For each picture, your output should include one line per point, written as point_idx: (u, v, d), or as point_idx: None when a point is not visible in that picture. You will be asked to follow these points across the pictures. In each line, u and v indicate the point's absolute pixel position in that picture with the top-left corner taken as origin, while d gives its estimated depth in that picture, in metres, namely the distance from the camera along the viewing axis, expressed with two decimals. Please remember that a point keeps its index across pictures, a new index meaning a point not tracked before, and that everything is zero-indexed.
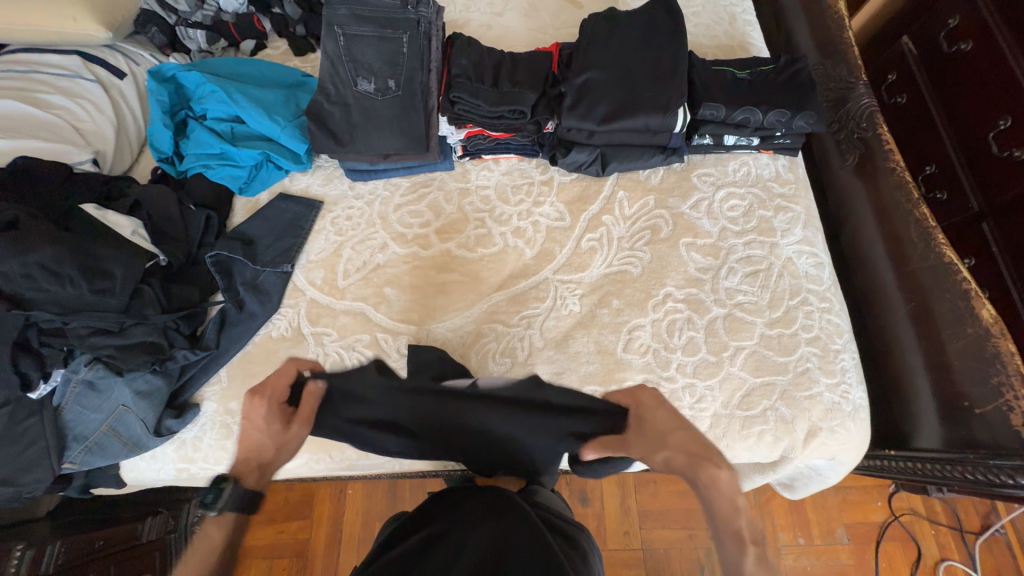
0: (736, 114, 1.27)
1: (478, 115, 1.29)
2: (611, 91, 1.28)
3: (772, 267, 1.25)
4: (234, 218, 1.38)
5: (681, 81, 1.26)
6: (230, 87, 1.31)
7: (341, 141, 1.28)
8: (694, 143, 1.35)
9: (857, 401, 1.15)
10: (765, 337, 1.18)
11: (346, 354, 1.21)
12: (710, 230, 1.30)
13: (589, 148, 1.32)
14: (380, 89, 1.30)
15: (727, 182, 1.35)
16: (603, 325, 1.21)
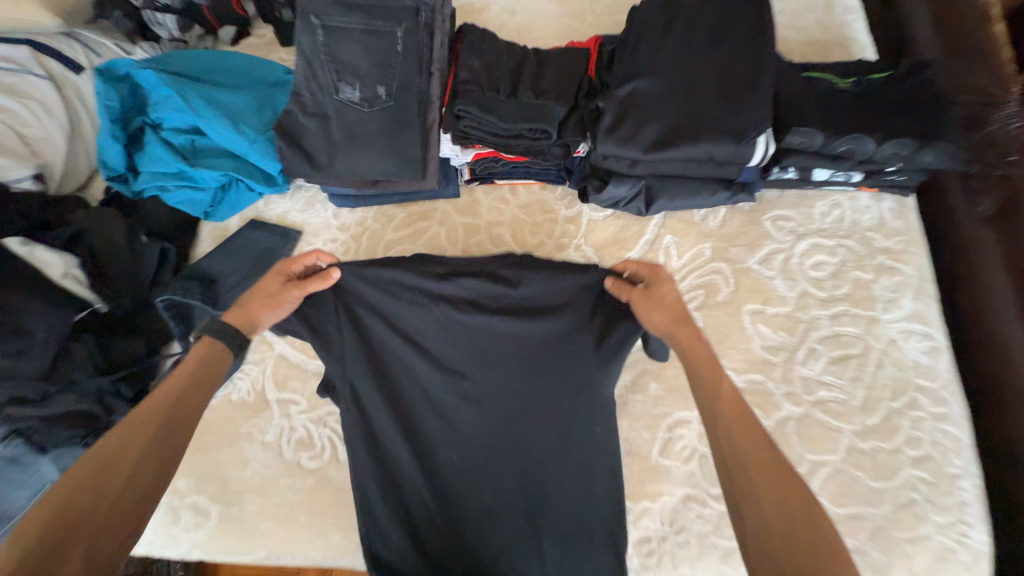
0: (837, 143, 0.93)
1: (489, 133, 1.01)
2: (664, 107, 0.96)
3: (868, 352, 0.94)
4: (199, 248, 1.16)
5: (765, 97, 0.93)
6: (190, 92, 1.08)
7: (318, 164, 1.03)
8: (771, 178, 1.02)
9: (976, 548, 0.83)
10: (855, 452, 0.89)
11: (315, 431, 1.00)
12: (785, 295, 0.99)
13: (630, 179, 1.02)
14: (367, 98, 1.02)
15: (811, 230, 1.03)
16: (634, 418, 0.95)
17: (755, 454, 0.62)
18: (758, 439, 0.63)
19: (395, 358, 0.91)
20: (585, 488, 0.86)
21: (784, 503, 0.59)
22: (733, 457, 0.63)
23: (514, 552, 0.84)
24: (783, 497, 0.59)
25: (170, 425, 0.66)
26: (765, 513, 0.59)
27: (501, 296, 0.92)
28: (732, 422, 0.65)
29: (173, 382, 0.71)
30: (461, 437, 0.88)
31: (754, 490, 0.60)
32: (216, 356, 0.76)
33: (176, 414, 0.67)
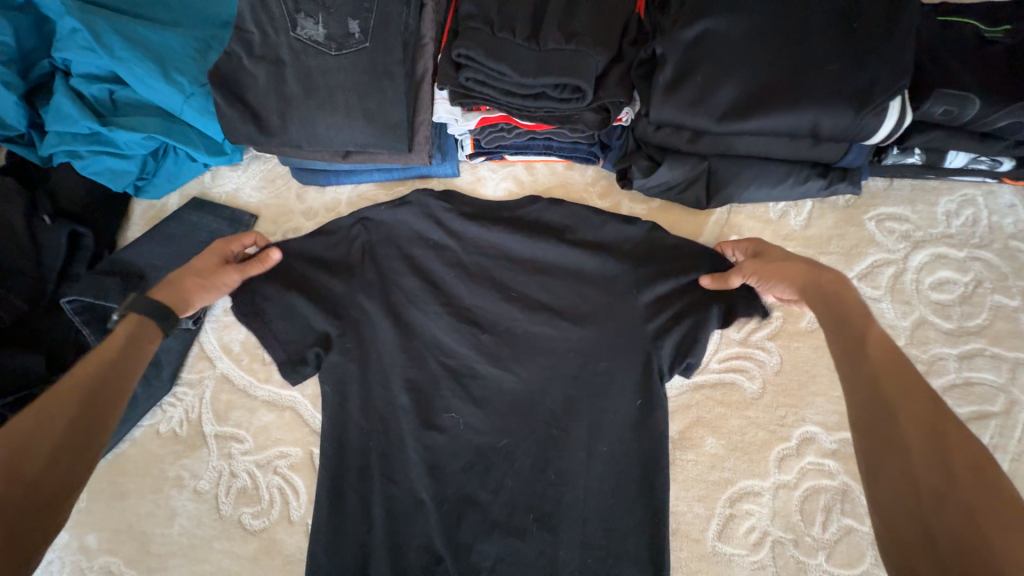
0: (996, 116, 0.65)
1: (500, 90, 0.74)
2: (748, 56, 0.68)
3: (1014, 410, 0.68)
4: (130, 230, 0.94)
5: (902, 45, 0.65)
6: (103, 26, 0.79)
7: (269, 127, 0.77)
8: (887, 162, 0.74)
9: None
10: None
11: (261, 479, 0.77)
12: (896, 325, 0.73)
13: (691, 159, 0.75)
14: (338, 38, 0.75)
15: (932, 236, 0.76)
16: (682, 485, 0.71)
17: (908, 418, 0.47)
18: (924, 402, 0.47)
19: (406, 308, 0.78)
20: (619, 486, 0.69)
21: (944, 478, 0.43)
22: (881, 423, 0.48)
23: (520, 554, 0.68)
24: (966, 477, 0.43)
25: (80, 422, 0.52)
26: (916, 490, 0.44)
27: (531, 241, 0.79)
28: (875, 375, 0.50)
29: (87, 374, 0.56)
30: (472, 408, 0.73)
31: (890, 455, 0.46)
32: (142, 339, 0.62)
33: (86, 413, 0.53)
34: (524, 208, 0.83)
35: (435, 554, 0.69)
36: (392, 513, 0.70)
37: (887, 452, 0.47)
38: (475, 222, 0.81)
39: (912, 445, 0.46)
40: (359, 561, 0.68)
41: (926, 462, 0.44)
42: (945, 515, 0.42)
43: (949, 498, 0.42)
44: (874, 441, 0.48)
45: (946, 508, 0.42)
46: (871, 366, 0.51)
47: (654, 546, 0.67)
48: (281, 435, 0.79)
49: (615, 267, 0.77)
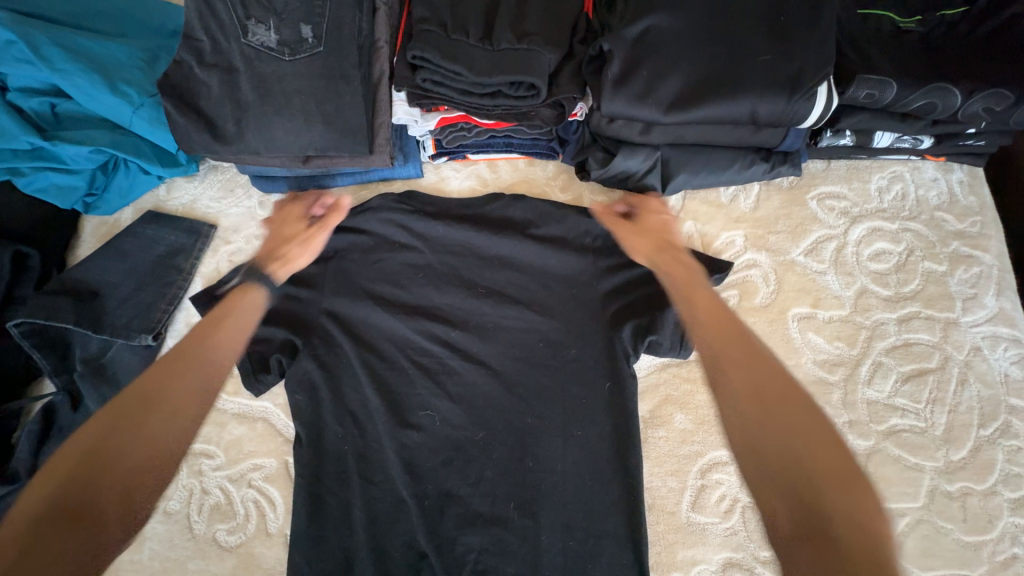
0: (912, 98, 0.72)
1: (457, 90, 0.76)
2: (689, 49, 0.72)
3: (949, 366, 0.74)
4: (81, 248, 0.90)
5: (825, 36, 0.70)
6: (40, 37, 0.77)
7: (224, 135, 0.76)
8: (822, 144, 0.80)
9: None
10: (942, 496, 0.69)
11: (236, 494, 0.75)
12: (842, 295, 0.78)
13: (644, 149, 0.79)
14: (291, 43, 0.75)
15: (868, 211, 0.82)
16: (656, 462, 0.73)
17: (751, 379, 0.56)
18: (763, 367, 0.57)
19: (377, 308, 0.78)
20: (596, 466, 0.71)
21: (765, 427, 0.53)
22: (728, 386, 0.57)
23: (503, 543, 0.69)
24: (785, 419, 0.53)
25: (183, 394, 0.61)
26: (753, 439, 0.53)
27: (496, 236, 0.81)
28: (725, 349, 0.60)
29: (207, 346, 0.66)
30: (448, 402, 0.74)
31: (735, 410, 0.55)
32: (252, 304, 0.71)
33: (189, 388, 0.62)
34: (488, 205, 0.84)
35: (419, 550, 0.69)
36: (372, 513, 0.70)
37: (748, 424, 0.54)
38: (440, 222, 0.82)
39: (748, 407, 0.54)
40: (341, 564, 0.68)
41: (752, 414, 0.54)
42: (815, 472, 0.49)
43: (774, 443, 0.51)
44: (745, 423, 0.54)
45: (788, 467, 0.50)
46: (715, 338, 0.62)
47: (632, 523, 0.69)
48: (253, 446, 0.77)
49: (579, 256, 0.79)
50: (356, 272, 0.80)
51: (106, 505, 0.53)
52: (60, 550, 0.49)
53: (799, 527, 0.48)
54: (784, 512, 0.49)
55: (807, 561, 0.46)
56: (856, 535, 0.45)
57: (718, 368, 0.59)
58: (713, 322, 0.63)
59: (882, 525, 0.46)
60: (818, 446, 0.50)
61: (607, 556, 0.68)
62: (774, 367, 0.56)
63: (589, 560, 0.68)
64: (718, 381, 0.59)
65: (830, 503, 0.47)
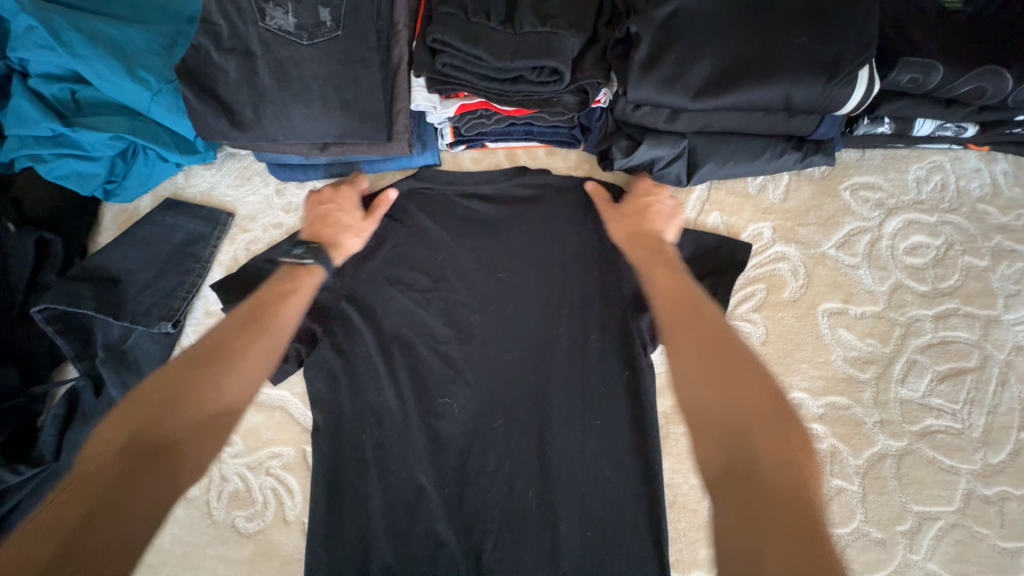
0: (959, 82, 0.68)
1: (477, 75, 0.74)
2: (721, 32, 0.69)
3: (988, 366, 0.71)
4: (101, 235, 0.91)
5: (866, 17, 0.67)
6: (60, 22, 0.76)
7: (242, 121, 0.75)
8: (858, 133, 0.77)
9: None
10: (978, 502, 0.66)
11: (254, 481, 0.75)
12: (875, 290, 0.75)
13: (669, 136, 0.77)
14: (309, 27, 0.74)
15: (904, 202, 0.79)
16: (676, 458, 0.72)
17: (699, 332, 0.60)
18: (704, 326, 0.61)
19: (396, 296, 0.78)
20: (615, 460, 0.70)
21: (711, 376, 0.56)
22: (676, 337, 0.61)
23: (522, 532, 0.69)
24: (724, 373, 0.56)
25: (265, 347, 0.65)
26: (698, 386, 0.56)
27: (514, 225, 0.81)
28: (676, 303, 0.63)
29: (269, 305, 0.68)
30: (466, 392, 0.74)
31: (681, 360, 0.59)
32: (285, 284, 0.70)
33: (264, 343, 0.65)
34: (508, 192, 0.83)
35: (437, 539, 0.69)
36: (391, 500, 0.71)
37: (700, 374, 0.57)
38: (460, 211, 0.82)
39: (693, 359, 0.58)
40: (359, 551, 0.69)
41: (698, 365, 0.57)
42: (737, 416, 0.53)
43: (719, 392, 0.55)
44: (684, 377, 0.58)
45: (728, 415, 0.54)
46: (666, 296, 0.65)
47: (652, 520, 0.68)
48: (271, 434, 0.77)
49: (599, 245, 0.78)
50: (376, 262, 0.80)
51: (190, 444, 0.57)
52: (149, 486, 0.54)
53: (730, 469, 0.51)
54: (713, 455, 0.53)
55: (733, 500, 0.50)
56: (779, 469, 0.50)
57: (668, 320, 0.63)
58: (669, 277, 0.66)
59: (808, 463, 0.52)
60: (756, 399, 0.54)
61: (626, 551, 0.67)
62: (712, 323, 0.61)
63: (609, 553, 0.68)
64: (665, 330, 0.62)
65: (758, 447, 0.52)
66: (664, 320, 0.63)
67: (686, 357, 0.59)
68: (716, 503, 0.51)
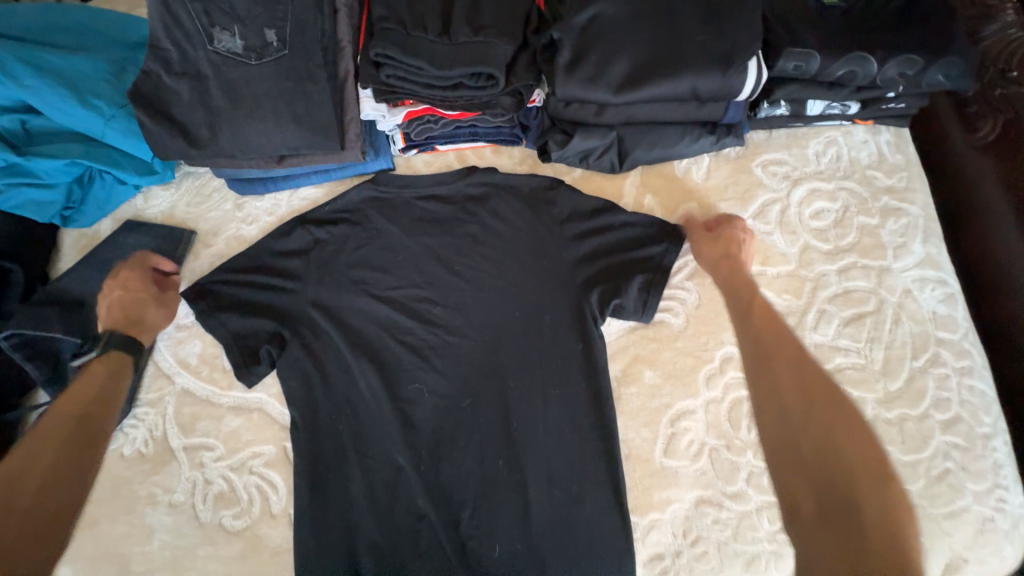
0: (834, 67, 0.79)
1: (420, 84, 0.80)
2: (633, 34, 0.78)
3: (883, 308, 0.82)
4: (63, 261, 0.92)
5: (752, 15, 0.77)
6: (6, 56, 0.79)
7: (198, 139, 0.79)
8: (761, 116, 0.88)
9: (1017, 514, 0.75)
10: (883, 424, 0.77)
11: (238, 481, 0.79)
12: (787, 252, 0.86)
13: (600, 129, 0.85)
14: (256, 47, 0.78)
15: (807, 174, 0.90)
16: (629, 416, 0.80)
17: (796, 377, 0.61)
18: (803, 363, 0.62)
19: (362, 294, 0.84)
20: (575, 422, 0.78)
21: (791, 415, 0.58)
22: (763, 371, 0.63)
23: (495, 496, 0.75)
24: (831, 419, 0.56)
25: (72, 444, 0.64)
26: (793, 430, 0.57)
27: (466, 220, 0.88)
28: (773, 347, 0.65)
29: (72, 406, 0.67)
30: (434, 376, 0.80)
31: (770, 388, 0.62)
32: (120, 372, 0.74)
33: (74, 439, 0.65)
34: (459, 190, 0.90)
35: (418, 512, 0.75)
36: (372, 482, 0.76)
37: (769, 391, 0.62)
38: (416, 211, 0.88)
39: (789, 399, 0.59)
40: (345, 532, 0.74)
41: (800, 410, 0.58)
42: (851, 458, 0.53)
43: (805, 432, 0.57)
44: (766, 395, 0.62)
45: (838, 452, 0.54)
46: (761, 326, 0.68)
47: (612, 471, 0.76)
48: (251, 434, 0.81)
49: (546, 230, 0.86)
50: (343, 263, 0.86)
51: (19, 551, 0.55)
52: None
53: (823, 502, 0.52)
54: (805, 491, 0.54)
55: (829, 542, 0.50)
56: (875, 512, 0.50)
57: (756, 368, 0.64)
58: (764, 318, 0.68)
59: (905, 525, 0.50)
60: (856, 447, 0.54)
61: (590, 501, 0.75)
62: (817, 370, 0.61)
63: (575, 505, 0.75)
64: (751, 363, 0.65)
65: (862, 502, 0.51)
66: (749, 345, 0.67)
67: (768, 378, 0.63)
68: (803, 532, 0.53)
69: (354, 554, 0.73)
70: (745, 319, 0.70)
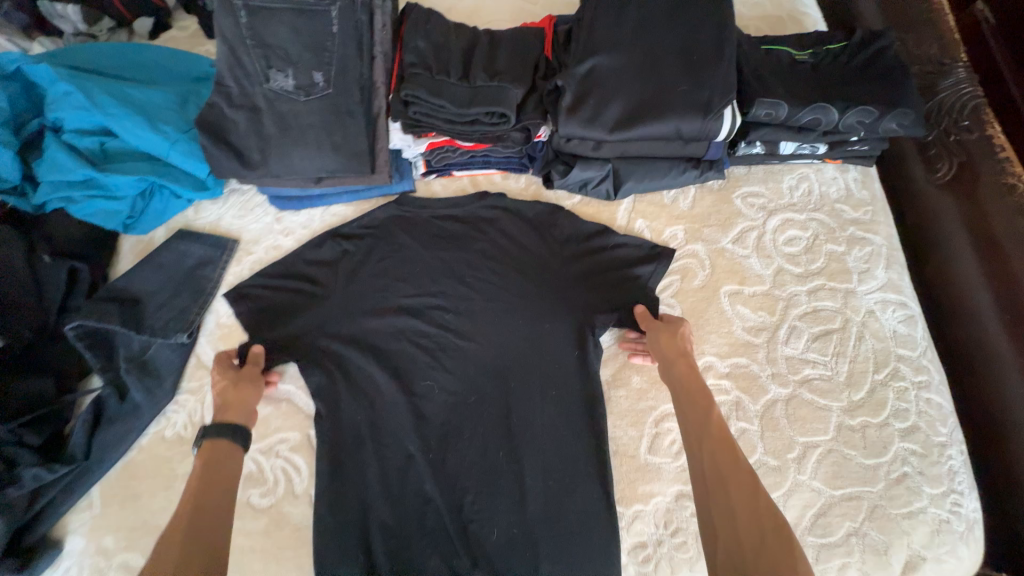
0: (801, 114, 0.91)
1: (443, 120, 0.93)
2: (626, 83, 0.91)
3: (849, 326, 0.92)
4: (121, 263, 1.03)
5: (728, 70, 0.90)
6: (94, 88, 0.93)
7: (251, 162, 0.92)
8: (739, 154, 1.00)
9: (971, 517, 0.82)
10: (847, 430, 0.86)
11: (266, 463, 0.88)
12: (762, 273, 0.96)
13: (597, 162, 0.97)
14: (304, 86, 0.92)
15: (782, 205, 1.01)
16: (618, 416, 0.89)
17: (739, 492, 0.65)
18: (745, 479, 0.66)
19: (383, 300, 0.95)
20: (569, 420, 0.87)
21: (739, 546, 0.61)
22: (709, 477, 0.68)
23: (495, 484, 0.84)
24: (770, 537, 0.61)
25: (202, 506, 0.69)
26: (730, 541, 0.62)
27: (478, 238, 0.99)
28: (729, 476, 0.67)
29: (197, 479, 0.73)
30: (443, 375, 0.90)
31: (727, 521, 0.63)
32: (225, 454, 0.77)
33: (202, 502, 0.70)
34: (472, 210, 1.02)
35: (426, 496, 0.84)
36: (385, 467, 0.85)
37: (714, 499, 0.66)
38: (433, 228, 1.00)
39: (727, 504, 0.65)
40: (360, 512, 0.82)
41: (740, 526, 0.63)
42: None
43: (739, 540, 0.62)
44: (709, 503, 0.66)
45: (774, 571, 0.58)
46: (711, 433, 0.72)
47: (601, 465, 0.85)
48: (279, 422, 0.91)
49: (548, 249, 0.97)
50: (367, 272, 0.97)
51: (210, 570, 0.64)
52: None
53: None
54: None
55: None
56: None
57: (709, 495, 0.67)
58: (718, 445, 0.70)
59: None
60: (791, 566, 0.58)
61: (581, 492, 0.83)
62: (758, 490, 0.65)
63: (567, 494, 0.83)
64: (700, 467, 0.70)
65: None
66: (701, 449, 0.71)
67: (715, 485, 0.67)
68: None
69: (367, 532, 0.82)
70: (700, 441, 0.72)
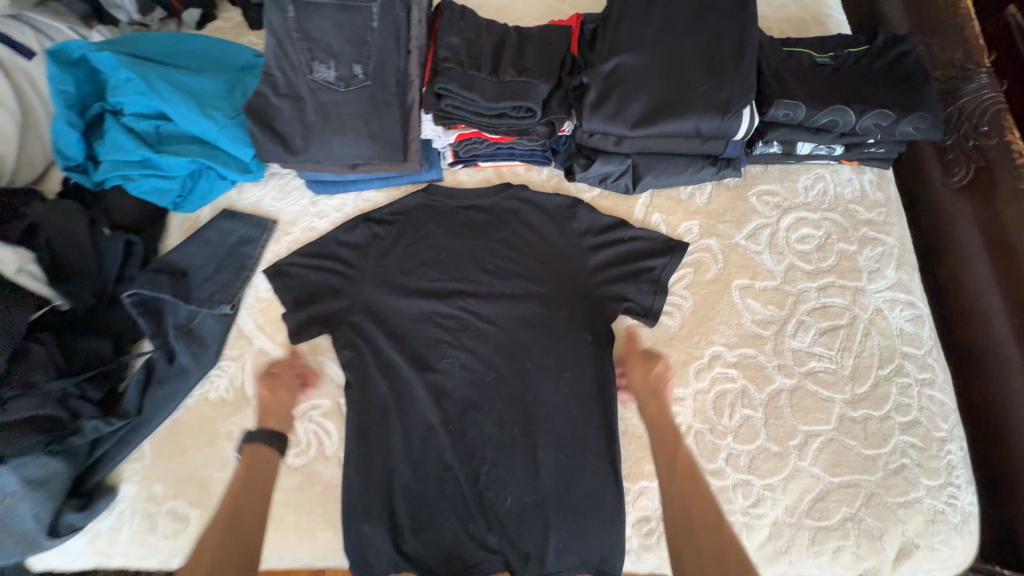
0: (819, 116, 0.94)
1: (472, 112, 0.98)
2: (649, 81, 0.95)
3: (856, 323, 0.95)
4: (169, 239, 1.11)
5: (747, 70, 0.94)
6: (152, 75, 1.01)
7: (293, 147, 0.99)
8: (756, 152, 1.03)
9: (966, 509, 0.85)
10: (848, 421, 0.89)
11: (299, 426, 0.95)
12: (774, 269, 1.00)
13: (617, 157, 1.02)
14: (344, 77, 0.98)
15: (796, 204, 1.04)
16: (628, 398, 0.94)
17: (705, 522, 0.77)
18: (708, 507, 0.79)
19: (410, 281, 1.01)
20: (581, 401, 0.92)
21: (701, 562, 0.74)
22: (680, 507, 0.79)
23: (510, 457, 0.90)
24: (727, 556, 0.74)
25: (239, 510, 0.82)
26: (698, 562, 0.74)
27: (500, 227, 1.05)
28: (693, 502, 0.79)
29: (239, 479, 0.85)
30: (465, 354, 0.96)
31: (691, 541, 0.76)
32: (262, 457, 0.87)
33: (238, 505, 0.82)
34: (496, 200, 1.07)
35: (445, 463, 0.90)
36: (409, 435, 0.92)
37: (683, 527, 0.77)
38: (459, 216, 1.06)
39: (695, 531, 0.76)
40: (384, 475, 0.89)
41: (704, 549, 0.75)
42: None
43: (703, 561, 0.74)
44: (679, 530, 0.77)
45: None
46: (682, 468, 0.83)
47: (610, 443, 0.90)
48: (311, 389, 0.98)
49: (568, 240, 1.02)
50: (396, 256, 1.03)
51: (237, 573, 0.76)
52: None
53: None
54: None
55: None
56: None
57: (680, 521, 0.78)
58: (685, 476, 0.82)
59: None
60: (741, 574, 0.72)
61: (590, 468, 0.89)
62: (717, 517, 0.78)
63: (578, 469, 0.89)
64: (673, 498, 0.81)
65: None
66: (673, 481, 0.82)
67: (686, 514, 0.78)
68: None
69: (391, 494, 0.89)
70: (671, 472, 0.83)
